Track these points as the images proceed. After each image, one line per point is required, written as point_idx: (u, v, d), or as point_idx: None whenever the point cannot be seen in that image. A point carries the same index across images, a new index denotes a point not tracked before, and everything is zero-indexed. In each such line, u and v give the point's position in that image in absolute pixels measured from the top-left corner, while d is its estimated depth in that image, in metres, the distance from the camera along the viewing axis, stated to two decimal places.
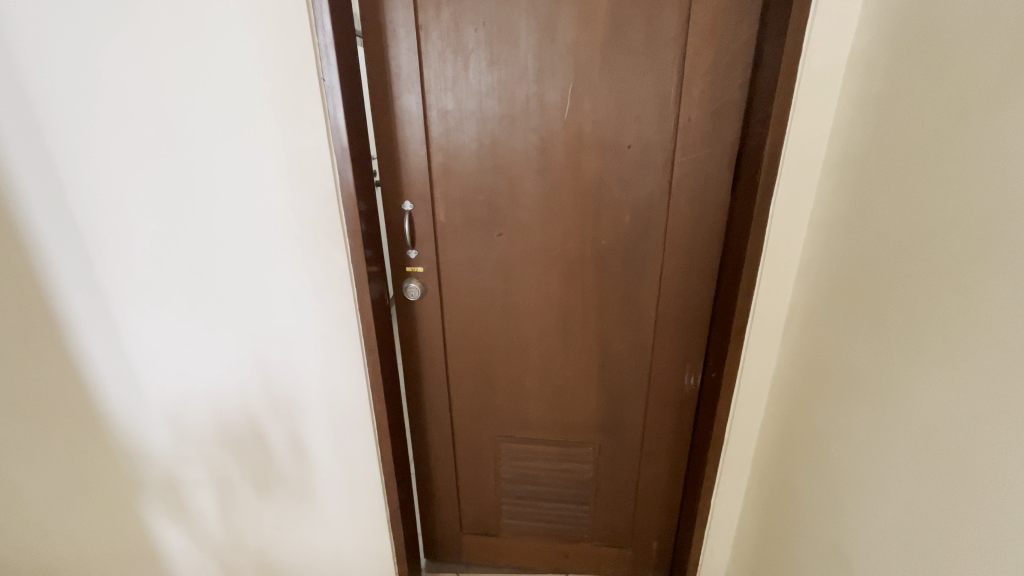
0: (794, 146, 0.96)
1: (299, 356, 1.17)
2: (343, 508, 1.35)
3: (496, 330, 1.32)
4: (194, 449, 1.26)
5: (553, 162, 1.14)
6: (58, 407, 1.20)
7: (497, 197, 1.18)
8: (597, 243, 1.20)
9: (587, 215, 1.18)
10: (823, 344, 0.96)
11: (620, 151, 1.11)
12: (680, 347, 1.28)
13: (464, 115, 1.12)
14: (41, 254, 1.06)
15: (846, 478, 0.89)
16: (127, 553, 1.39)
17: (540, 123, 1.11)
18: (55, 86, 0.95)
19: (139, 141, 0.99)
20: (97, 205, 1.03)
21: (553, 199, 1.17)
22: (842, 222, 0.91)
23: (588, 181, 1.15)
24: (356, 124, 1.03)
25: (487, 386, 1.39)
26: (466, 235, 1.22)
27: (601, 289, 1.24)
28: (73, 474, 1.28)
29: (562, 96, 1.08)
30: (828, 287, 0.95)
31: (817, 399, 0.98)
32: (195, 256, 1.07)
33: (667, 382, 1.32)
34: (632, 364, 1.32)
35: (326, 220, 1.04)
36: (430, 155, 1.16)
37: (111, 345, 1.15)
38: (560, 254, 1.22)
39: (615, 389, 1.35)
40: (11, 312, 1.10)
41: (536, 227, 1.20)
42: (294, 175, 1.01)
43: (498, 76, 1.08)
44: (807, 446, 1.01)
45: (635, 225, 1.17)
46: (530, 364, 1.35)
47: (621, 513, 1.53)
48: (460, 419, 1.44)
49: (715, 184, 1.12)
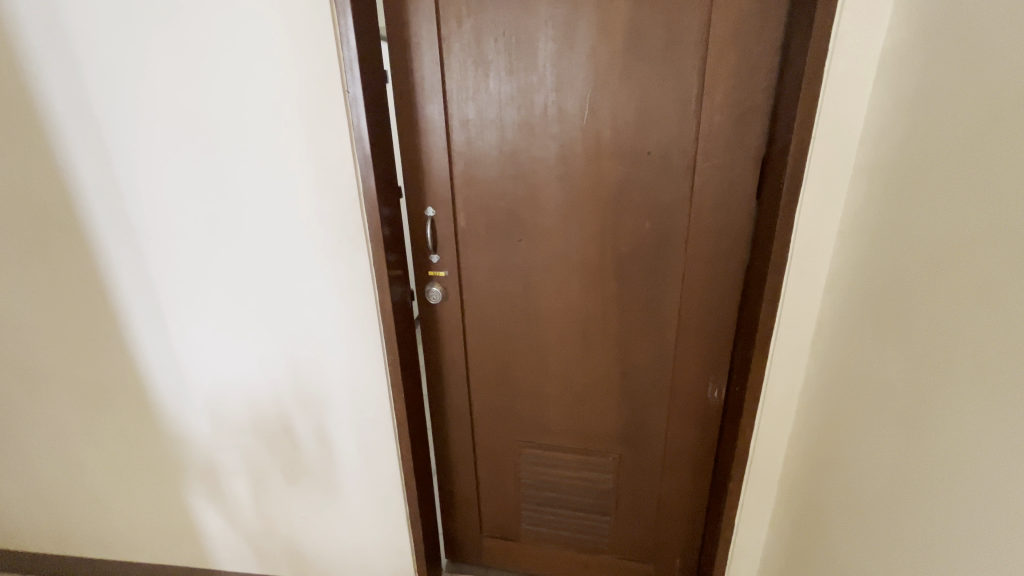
0: (820, 151, 0.91)
1: (325, 354, 1.22)
2: (364, 503, 1.40)
3: (515, 335, 1.33)
4: (231, 437, 1.35)
5: (572, 169, 1.14)
6: (116, 393, 1.32)
7: (516, 204, 1.19)
8: (617, 250, 1.19)
9: (606, 221, 1.17)
10: (850, 359, 0.91)
11: (640, 158, 1.10)
12: (704, 358, 1.24)
13: (485, 124, 1.14)
14: (104, 254, 1.18)
15: (872, 501, 0.84)
16: (173, 531, 1.50)
17: (560, 130, 1.11)
18: (116, 104, 1.06)
19: (185, 154, 1.08)
20: (149, 210, 1.14)
21: (572, 206, 1.17)
22: (870, 232, 0.86)
23: (607, 187, 1.14)
24: (378, 133, 1.07)
25: (506, 390, 1.40)
26: (486, 241, 1.24)
27: (621, 296, 1.23)
28: (127, 456, 1.40)
29: (580, 105, 1.09)
30: (856, 301, 0.90)
31: (843, 417, 0.93)
32: (233, 259, 1.16)
33: (689, 394, 1.28)
34: (653, 374, 1.29)
35: (349, 225, 1.09)
36: (452, 162, 1.19)
37: (160, 338, 1.25)
38: (580, 260, 1.21)
39: (636, 398, 1.33)
40: (79, 304, 1.23)
41: (555, 233, 1.20)
42: (321, 183, 1.07)
43: (516, 84, 1.10)
44: (834, 466, 0.96)
45: (655, 232, 1.15)
46: (549, 370, 1.35)
47: (643, 527, 1.49)
48: (480, 422, 1.46)
49: (740, 190, 1.08)
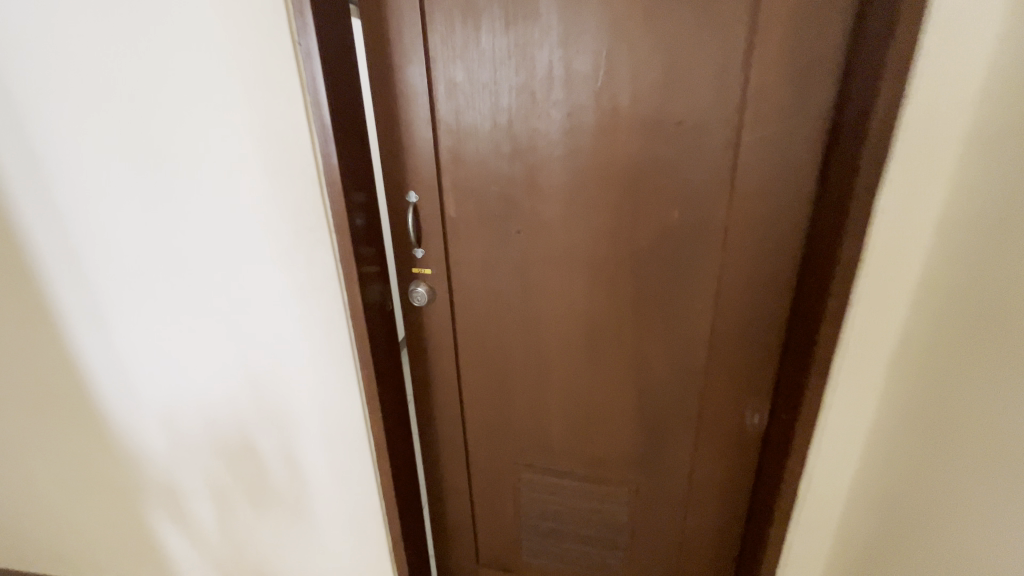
0: (914, 115, 0.71)
1: (286, 363, 1.04)
2: (341, 531, 1.22)
3: (513, 345, 1.13)
4: (189, 455, 1.18)
5: (582, 146, 0.92)
6: (60, 403, 1.16)
7: (513, 189, 0.99)
8: (634, 245, 0.97)
9: (623, 213, 0.95)
10: (961, 383, 0.69)
11: (666, 131, 0.88)
12: (741, 377, 1.02)
13: (478, 92, 0.93)
14: (31, 246, 1.01)
15: (898, 509, 0.81)
16: (135, 555, 1.35)
17: (569, 98, 0.90)
18: (25, 63, 0.87)
19: (110, 124, 0.89)
20: (76, 193, 0.95)
21: (582, 192, 0.96)
22: (1001, 216, 0.64)
23: (625, 170, 0.92)
24: (343, 104, 0.87)
25: (504, 407, 1.20)
26: (478, 233, 1.04)
27: (640, 300, 1.01)
28: (79, 473, 1.25)
29: (593, 69, 0.87)
30: (971, 309, 0.68)
31: (949, 458, 0.71)
32: (176, 252, 0.97)
33: (720, 418, 1.07)
34: (677, 394, 1.08)
35: (306, 211, 0.91)
36: (438, 138, 0.98)
37: (103, 343, 1.09)
38: (590, 260, 1.00)
39: (654, 422, 1.12)
40: (11, 303, 1.07)
41: (561, 225, 0.99)
42: (270, 160, 0.88)
43: (514, 39, 0.88)
44: (931, 521, 0.74)
45: (683, 224, 0.93)
46: (553, 385, 1.14)
47: (661, 566, 1.28)
48: (475, 442, 1.26)
49: (796, 170, 0.86)
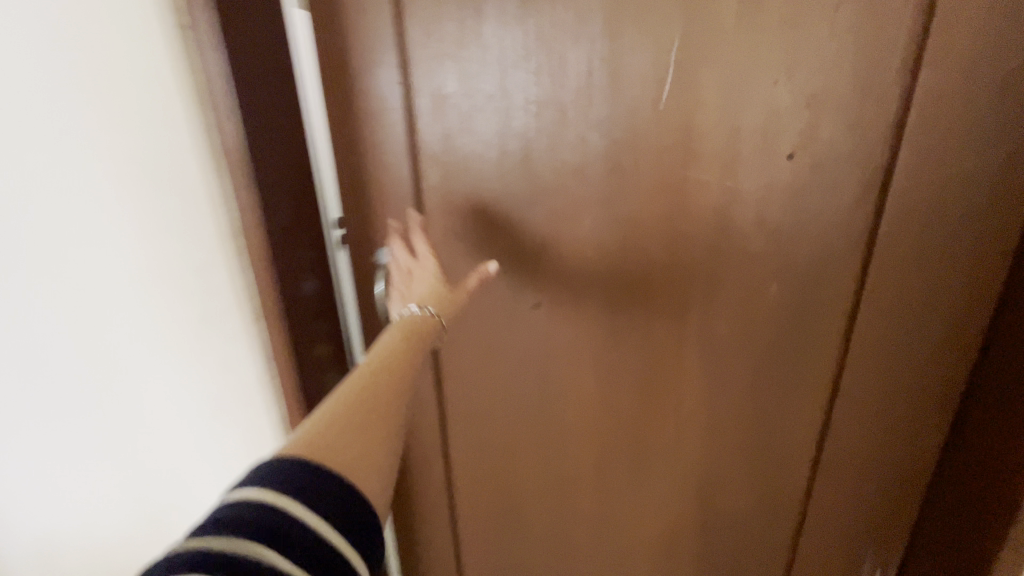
0: None
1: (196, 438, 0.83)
2: None
3: (527, 450, 0.83)
4: (92, 545, 0.96)
5: (635, 194, 0.62)
6: None
7: (529, 247, 0.68)
8: (704, 332, 0.67)
9: (691, 289, 0.65)
10: None
11: (769, 171, 0.56)
12: (858, 514, 0.72)
13: (480, 111, 0.62)
14: None
15: None
16: None
17: (618, 122, 0.59)
18: None
19: None
20: None
21: (633, 260, 0.66)
22: None
23: (698, 229, 0.61)
24: (263, 132, 0.63)
25: (512, 523, 0.91)
26: (480, 305, 0.74)
27: (708, 406, 0.71)
28: None
29: (658, 78, 0.56)
30: None
31: None
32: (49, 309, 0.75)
33: (817, 561, 0.77)
34: (753, 528, 0.78)
35: (204, 252, 0.69)
36: (419, 174, 0.68)
37: None
38: (641, 350, 0.71)
39: (718, 557, 0.82)
40: None
41: (600, 301, 0.69)
42: (153, 190, 0.66)
43: (531, 27, 0.57)
44: None
45: (783, 305, 0.62)
46: (581, 504, 0.85)
47: None
48: (475, 560, 0.97)
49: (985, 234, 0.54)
